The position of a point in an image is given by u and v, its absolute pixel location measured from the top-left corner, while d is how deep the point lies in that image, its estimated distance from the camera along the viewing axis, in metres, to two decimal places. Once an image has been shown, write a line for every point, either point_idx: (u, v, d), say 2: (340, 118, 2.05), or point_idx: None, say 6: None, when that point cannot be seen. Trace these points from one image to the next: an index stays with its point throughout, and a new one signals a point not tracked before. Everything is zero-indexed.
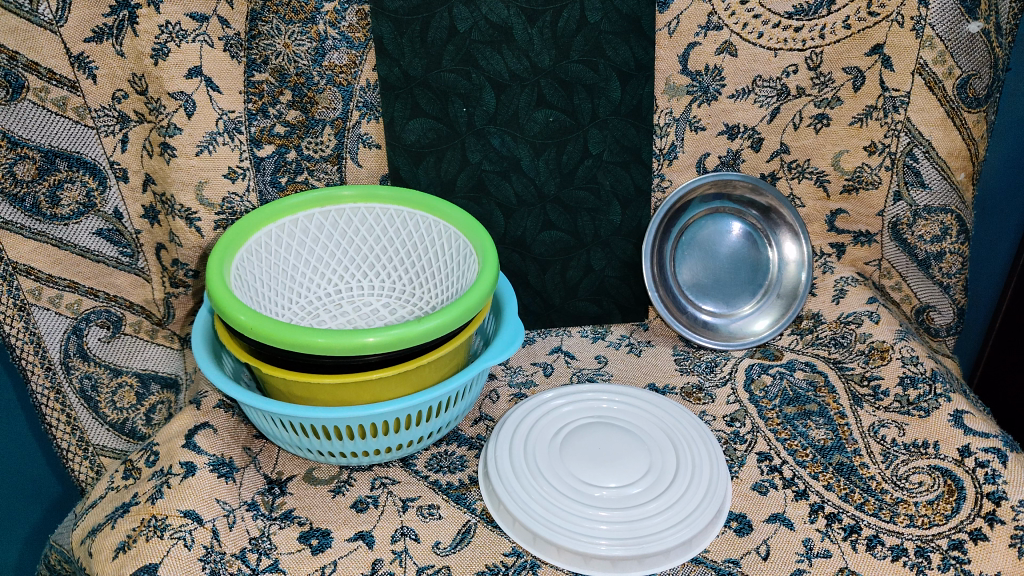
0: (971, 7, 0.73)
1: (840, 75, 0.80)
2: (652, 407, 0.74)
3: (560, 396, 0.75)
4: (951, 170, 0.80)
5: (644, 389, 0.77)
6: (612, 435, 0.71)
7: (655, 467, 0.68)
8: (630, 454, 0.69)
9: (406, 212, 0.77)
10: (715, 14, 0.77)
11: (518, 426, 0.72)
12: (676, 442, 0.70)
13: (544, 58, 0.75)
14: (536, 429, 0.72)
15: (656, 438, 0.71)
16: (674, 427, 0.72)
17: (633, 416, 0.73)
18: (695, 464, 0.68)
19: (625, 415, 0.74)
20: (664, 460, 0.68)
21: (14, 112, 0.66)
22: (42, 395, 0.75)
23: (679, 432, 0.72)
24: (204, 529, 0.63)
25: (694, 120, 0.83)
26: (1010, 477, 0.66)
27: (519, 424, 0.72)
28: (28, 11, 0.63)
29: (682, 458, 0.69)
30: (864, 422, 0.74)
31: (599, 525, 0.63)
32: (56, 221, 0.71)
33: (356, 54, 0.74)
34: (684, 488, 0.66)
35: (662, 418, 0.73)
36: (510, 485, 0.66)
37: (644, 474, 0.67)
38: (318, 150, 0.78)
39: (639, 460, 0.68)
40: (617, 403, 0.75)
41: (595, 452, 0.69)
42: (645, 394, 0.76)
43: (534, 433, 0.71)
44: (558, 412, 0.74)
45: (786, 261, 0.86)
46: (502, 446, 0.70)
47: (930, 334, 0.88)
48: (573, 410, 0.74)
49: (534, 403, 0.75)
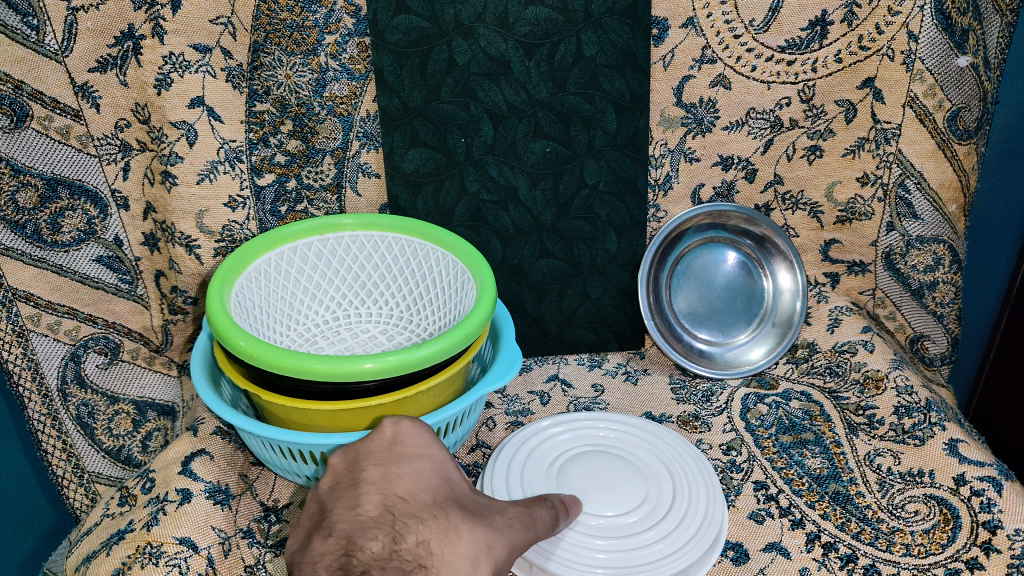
0: (959, 42, 0.74)
1: (832, 107, 0.81)
2: (650, 436, 0.74)
3: (557, 425, 0.76)
4: (944, 202, 0.81)
5: (642, 418, 0.78)
6: (610, 464, 0.70)
7: (651, 495, 0.67)
8: (627, 481, 0.68)
9: (406, 239, 0.78)
10: (709, 48, 0.78)
11: (515, 455, 0.72)
12: (672, 470, 0.70)
13: (542, 91, 0.77)
14: (534, 456, 0.72)
15: (653, 467, 0.71)
16: (671, 455, 0.72)
17: (629, 444, 0.74)
18: (691, 492, 0.68)
19: (622, 444, 0.74)
20: (661, 488, 0.68)
21: (17, 139, 0.67)
22: (40, 422, 0.75)
23: (676, 462, 0.71)
24: (200, 557, 0.63)
25: (689, 151, 0.84)
26: (1005, 506, 0.66)
27: (516, 453, 0.72)
28: (34, 42, 0.64)
29: (679, 486, 0.69)
30: (861, 450, 0.74)
31: (597, 553, 0.62)
32: (56, 249, 0.72)
33: (356, 85, 0.76)
34: (681, 517, 0.66)
35: (657, 446, 0.73)
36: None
37: (641, 503, 0.67)
38: (318, 179, 0.80)
39: (636, 489, 0.68)
40: (613, 432, 0.75)
41: (592, 479, 0.69)
42: (642, 423, 0.76)
43: (532, 460, 0.71)
44: (555, 440, 0.74)
45: (781, 290, 0.87)
46: (500, 474, 0.70)
47: (925, 363, 0.89)
48: (569, 439, 0.74)
49: (530, 432, 0.75)
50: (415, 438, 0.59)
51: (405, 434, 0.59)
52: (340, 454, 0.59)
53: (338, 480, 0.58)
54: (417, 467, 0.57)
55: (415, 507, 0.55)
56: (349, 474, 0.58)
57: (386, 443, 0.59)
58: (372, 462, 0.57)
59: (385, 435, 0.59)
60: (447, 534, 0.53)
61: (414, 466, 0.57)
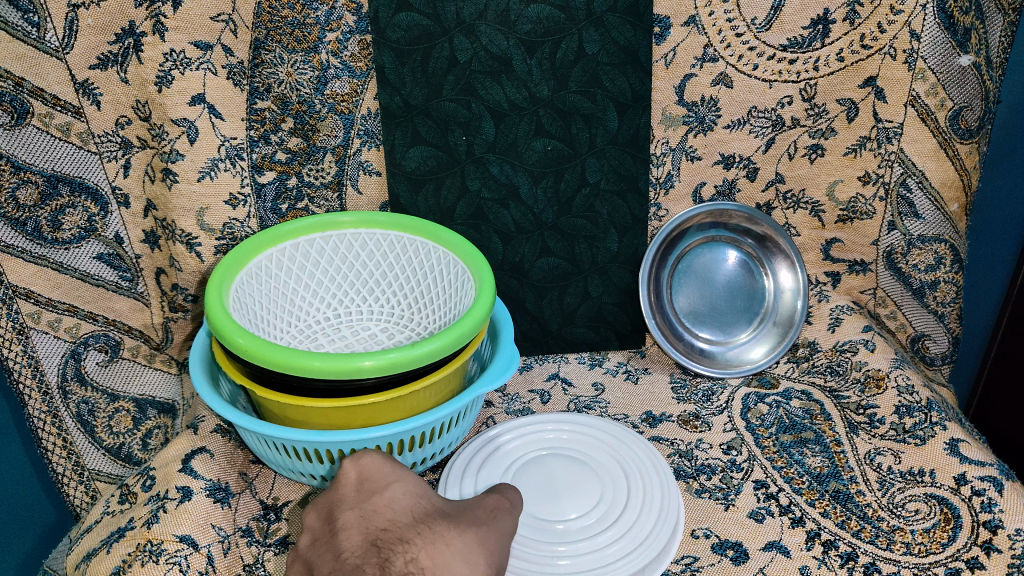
0: (962, 41, 0.74)
1: (834, 106, 0.81)
2: (602, 436, 0.74)
3: (507, 431, 0.75)
4: (946, 201, 0.81)
5: (596, 417, 0.77)
6: (564, 467, 0.70)
7: (607, 496, 0.67)
8: (581, 483, 0.68)
9: (406, 238, 0.77)
10: (711, 46, 0.78)
11: (467, 464, 0.71)
12: (626, 468, 0.70)
13: (543, 89, 0.77)
14: (487, 465, 0.71)
15: (608, 466, 0.71)
16: (624, 453, 0.72)
17: (581, 444, 0.73)
18: (647, 490, 0.68)
19: (574, 444, 0.73)
20: (615, 488, 0.68)
21: (18, 136, 0.67)
22: (40, 419, 0.75)
23: (631, 460, 0.71)
24: (200, 555, 0.63)
25: (691, 150, 0.84)
26: (1006, 505, 0.66)
27: (469, 462, 0.72)
28: (35, 39, 0.64)
29: (634, 485, 0.68)
30: (861, 449, 0.74)
31: (558, 560, 0.62)
32: (57, 245, 0.72)
33: (357, 83, 0.76)
34: (637, 515, 0.66)
35: (612, 444, 0.73)
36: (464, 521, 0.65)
37: (596, 504, 0.66)
38: (319, 176, 0.80)
39: (591, 491, 0.68)
40: (565, 433, 0.75)
41: (546, 485, 0.68)
42: (594, 423, 0.76)
43: (485, 469, 0.71)
44: (507, 447, 0.73)
45: (782, 289, 0.87)
46: (452, 486, 0.69)
47: (926, 362, 0.89)
48: (521, 444, 0.73)
49: (482, 440, 0.74)
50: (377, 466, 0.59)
51: (367, 469, 0.58)
52: (312, 513, 0.58)
53: (317, 535, 0.57)
54: (392, 496, 0.57)
55: (400, 529, 0.55)
56: (326, 527, 0.57)
57: (353, 486, 0.57)
58: (346, 508, 0.56)
59: (350, 476, 0.58)
60: (438, 548, 0.54)
61: (383, 496, 0.57)
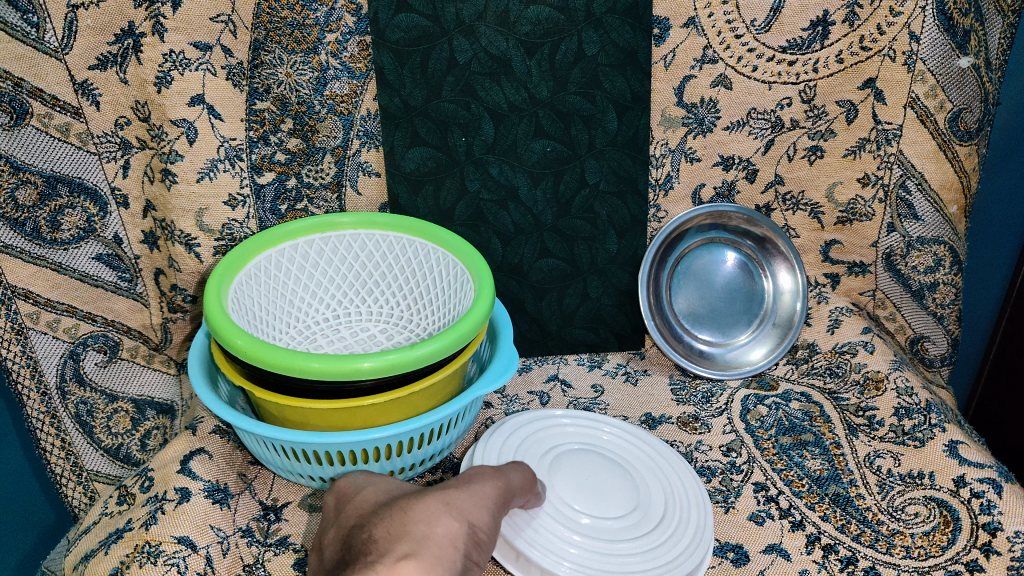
0: (962, 43, 0.74)
1: (833, 108, 0.81)
2: (654, 450, 0.72)
3: (564, 416, 0.74)
4: (945, 203, 0.81)
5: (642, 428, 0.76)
6: (608, 467, 0.68)
7: (641, 509, 0.65)
8: (620, 483, 0.66)
9: (406, 239, 0.77)
10: (710, 48, 0.78)
11: (518, 434, 0.71)
12: (670, 487, 0.68)
13: (543, 90, 0.77)
14: (535, 440, 0.70)
15: (651, 481, 0.68)
16: (671, 471, 0.70)
17: (630, 453, 0.71)
18: (682, 516, 0.65)
19: (624, 451, 0.71)
20: (651, 504, 0.66)
21: (16, 137, 0.66)
22: (37, 420, 0.74)
23: (674, 479, 0.69)
24: (198, 556, 0.63)
25: (690, 151, 0.84)
26: (1005, 507, 0.66)
27: (518, 432, 0.71)
28: (34, 39, 0.64)
29: (671, 506, 0.66)
30: (860, 452, 0.74)
31: (568, 549, 0.60)
32: (56, 246, 0.71)
33: (356, 84, 0.76)
34: (665, 537, 0.63)
35: (661, 460, 0.71)
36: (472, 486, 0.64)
37: (628, 514, 0.64)
38: (318, 177, 0.80)
39: (627, 498, 0.65)
40: (617, 437, 0.73)
41: (586, 479, 0.66)
42: (649, 435, 0.74)
43: (532, 443, 0.70)
44: (559, 431, 0.72)
45: (781, 290, 0.87)
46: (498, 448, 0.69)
47: (925, 364, 0.89)
48: (573, 433, 0.72)
49: (538, 415, 0.74)
50: (356, 480, 0.59)
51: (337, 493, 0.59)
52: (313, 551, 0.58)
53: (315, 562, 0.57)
54: (364, 496, 0.58)
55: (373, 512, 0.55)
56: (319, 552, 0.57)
57: (332, 508, 0.59)
58: (327, 527, 0.57)
59: (331, 504, 0.59)
60: (406, 508, 0.54)
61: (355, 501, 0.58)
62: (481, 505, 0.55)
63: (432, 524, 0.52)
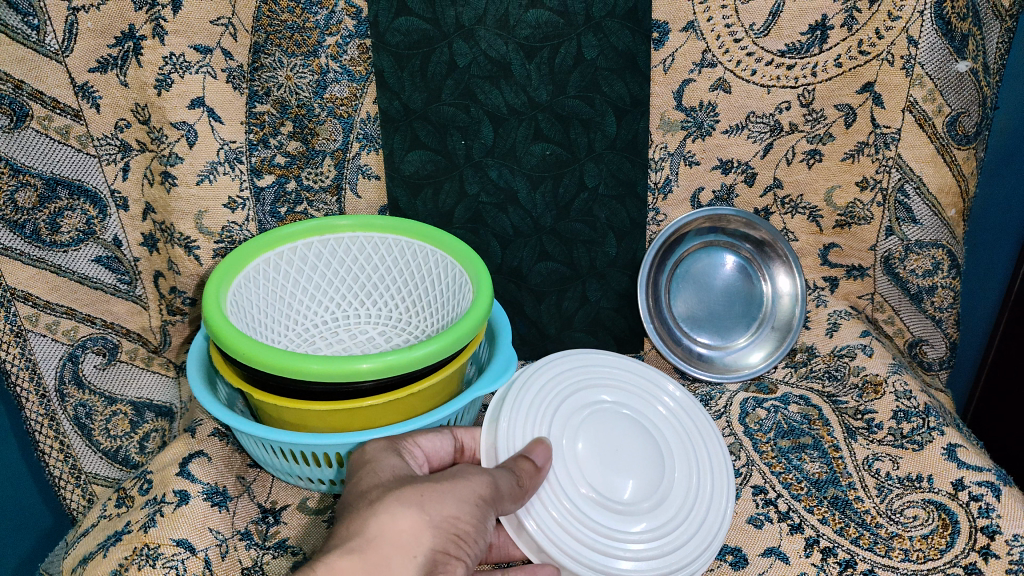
0: (959, 47, 0.74)
1: (831, 112, 0.81)
2: (699, 450, 0.70)
3: (632, 378, 0.74)
4: (943, 207, 0.81)
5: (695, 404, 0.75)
6: (642, 454, 0.67)
7: (648, 509, 0.63)
8: (643, 475, 0.65)
9: (405, 241, 0.77)
10: (709, 52, 0.78)
11: (584, 378, 0.71)
12: (694, 504, 0.65)
13: (542, 94, 0.77)
14: (594, 393, 0.70)
15: (677, 488, 0.66)
16: (702, 478, 0.68)
17: (673, 446, 0.70)
18: (687, 530, 0.63)
19: (669, 442, 0.70)
20: (665, 506, 0.64)
21: (17, 139, 0.66)
22: (36, 422, 0.73)
23: (702, 488, 0.67)
24: (197, 558, 0.63)
25: (689, 155, 0.84)
26: (1004, 511, 0.66)
27: (585, 374, 0.71)
28: (34, 42, 0.64)
29: (681, 515, 0.64)
30: (859, 455, 0.74)
31: (555, 509, 0.60)
32: (56, 248, 0.71)
33: (356, 87, 0.77)
34: (654, 545, 0.61)
35: (707, 467, 0.68)
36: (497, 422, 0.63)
37: (634, 508, 0.63)
38: (318, 180, 0.80)
39: (642, 493, 0.64)
40: (669, 424, 0.72)
41: (615, 460, 0.66)
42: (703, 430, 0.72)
43: (589, 396, 0.69)
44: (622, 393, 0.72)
45: (780, 294, 0.87)
46: (560, 383, 0.68)
47: (924, 368, 0.89)
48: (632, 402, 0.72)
49: (610, 364, 0.74)
50: (375, 448, 0.58)
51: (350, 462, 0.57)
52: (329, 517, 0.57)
53: None
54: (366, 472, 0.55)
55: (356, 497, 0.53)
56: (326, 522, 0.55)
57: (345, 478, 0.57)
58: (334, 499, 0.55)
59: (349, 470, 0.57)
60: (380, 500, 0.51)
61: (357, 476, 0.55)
62: (459, 507, 0.52)
63: (396, 522, 0.50)
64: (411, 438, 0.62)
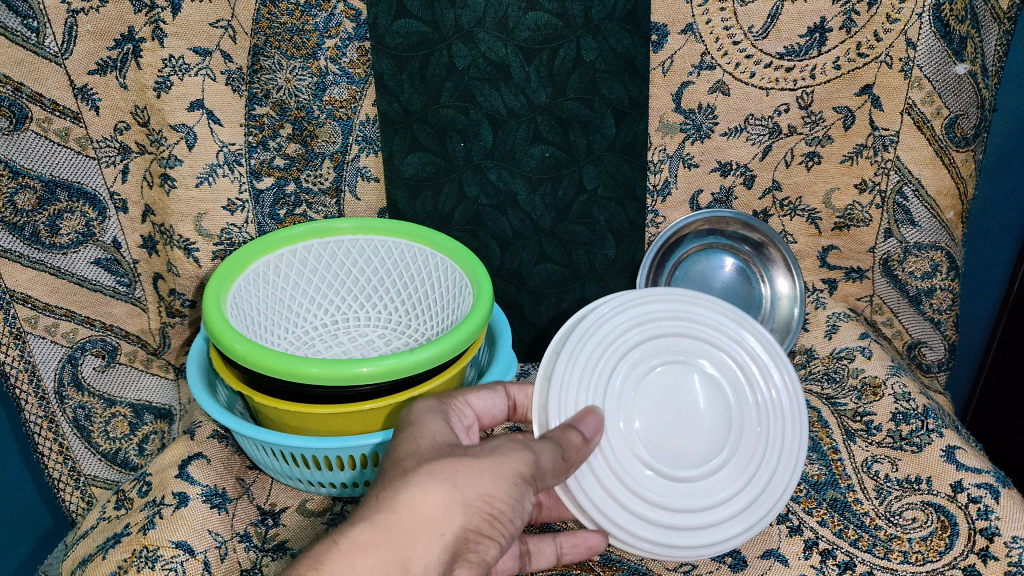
0: (958, 50, 0.74)
1: (830, 114, 0.81)
2: (783, 427, 0.61)
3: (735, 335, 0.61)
4: (941, 209, 0.81)
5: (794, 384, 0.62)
6: (713, 412, 0.60)
7: (698, 468, 0.59)
8: (708, 429, 0.59)
9: (405, 245, 0.78)
10: (708, 54, 0.78)
11: (671, 321, 0.60)
12: (754, 472, 0.59)
13: (541, 95, 0.76)
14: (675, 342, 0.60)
15: (746, 446, 0.60)
16: (774, 452, 0.60)
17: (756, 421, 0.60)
18: (730, 501, 0.59)
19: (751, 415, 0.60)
20: (718, 467, 0.59)
21: (17, 141, 0.66)
22: (36, 423, 0.74)
23: (771, 456, 0.60)
24: (196, 560, 0.63)
25: (688, 157, 0.84)
26: (1003, 513, 0.66)
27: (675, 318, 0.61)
28: (34, 44, 0.64)
29: (731, 486, 0.59)
30: (858, 458, 0.74)
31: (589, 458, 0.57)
32: (55, 251, 0.72)
33: (356, 89, 0.77)
34: (682, 514, 0.58)
35: (784, 428, 0.61)
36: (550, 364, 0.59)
37: (681, 466, 0.58)
38: (318, 182, 0.81)
39: (696, 451, 0.59)
40: (762, 394, 0.61)
41: (685, 406, 0.60)
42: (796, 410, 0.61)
43: (674, 337, 0.61)
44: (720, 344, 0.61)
45: (779, 295, 0.87)
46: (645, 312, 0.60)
47: (922, 369, 0.90)
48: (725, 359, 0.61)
49: (706, 317, 0.61)
50: (422, 410, 0.54)
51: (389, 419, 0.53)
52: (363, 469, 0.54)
53: None
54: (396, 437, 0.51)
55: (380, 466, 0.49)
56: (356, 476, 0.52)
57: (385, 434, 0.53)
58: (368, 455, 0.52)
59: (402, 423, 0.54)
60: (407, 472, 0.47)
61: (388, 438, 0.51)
62: (495, 487, 0.48)
63: (420, 501, 0.45)
64: (461, 396, 0.58)
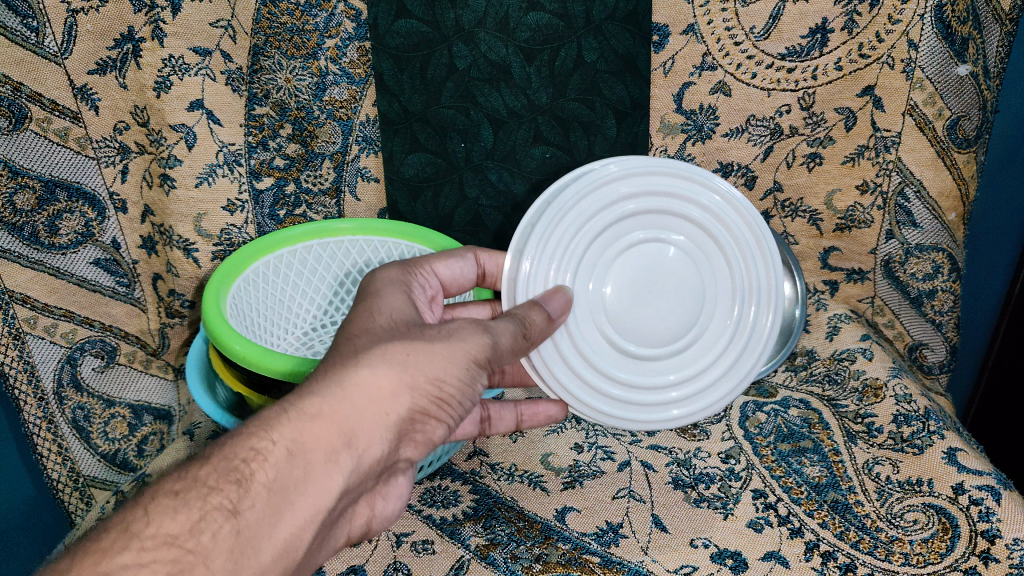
0: (959, 51, 0.73)
1: (831, 115, 0.81)
2: (756, 312, 0.59)
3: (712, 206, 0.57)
4: (943, 210, 0.80)
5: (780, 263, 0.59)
6: (686, 293, 0.58)
7: (668, 347, 0.58)
8: (681, 311, 0.58)
9: (406, 244, 0.76)
10: (709, 55, 0.80)
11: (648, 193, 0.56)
12: (724, 355, 0.59)
13: (541, 96, 0.74)
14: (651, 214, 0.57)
15: (716, 325, 0.59)
16: (748, 338, 0.59)
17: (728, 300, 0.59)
18: (699, 378, 0.59)
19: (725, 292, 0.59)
20: (689, 348, 0.59)
21: (15, 141, 0.65)
22: (35, 425, 0.73)
23: (742, 342, 0.59)
24: None
25: (689, 157, 0.86)
26: (1004, 514, 0.66)
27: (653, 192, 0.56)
28: (34, 44, 0.63)
29: (700, 366, 0.59)
30: (859, 459, 0.74)
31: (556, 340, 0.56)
32: (54, 251, 0.71)
33: (356, 89, 0.79)
34: (650, 397, 0.59)
35: (761, 312, 0.59)
36: (522, 236, 0.55)
37: (651, 345, 0.58)
38: (318, 183, 0.82)
39: (666, 329, 0.58)
40: (739, 276, 0.58)
41: (658, 285, 0.58)
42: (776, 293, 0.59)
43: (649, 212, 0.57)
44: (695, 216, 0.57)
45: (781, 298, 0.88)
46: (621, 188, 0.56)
47: (924, 371, 0.89)
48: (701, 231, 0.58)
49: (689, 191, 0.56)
50: (385, 279, 0.52)
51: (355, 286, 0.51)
52: None
53: None
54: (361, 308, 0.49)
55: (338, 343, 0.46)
56: None
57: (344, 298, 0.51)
58: None
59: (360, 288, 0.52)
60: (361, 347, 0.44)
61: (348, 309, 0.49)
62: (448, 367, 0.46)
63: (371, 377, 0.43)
64: (429, 264, 0.57)
